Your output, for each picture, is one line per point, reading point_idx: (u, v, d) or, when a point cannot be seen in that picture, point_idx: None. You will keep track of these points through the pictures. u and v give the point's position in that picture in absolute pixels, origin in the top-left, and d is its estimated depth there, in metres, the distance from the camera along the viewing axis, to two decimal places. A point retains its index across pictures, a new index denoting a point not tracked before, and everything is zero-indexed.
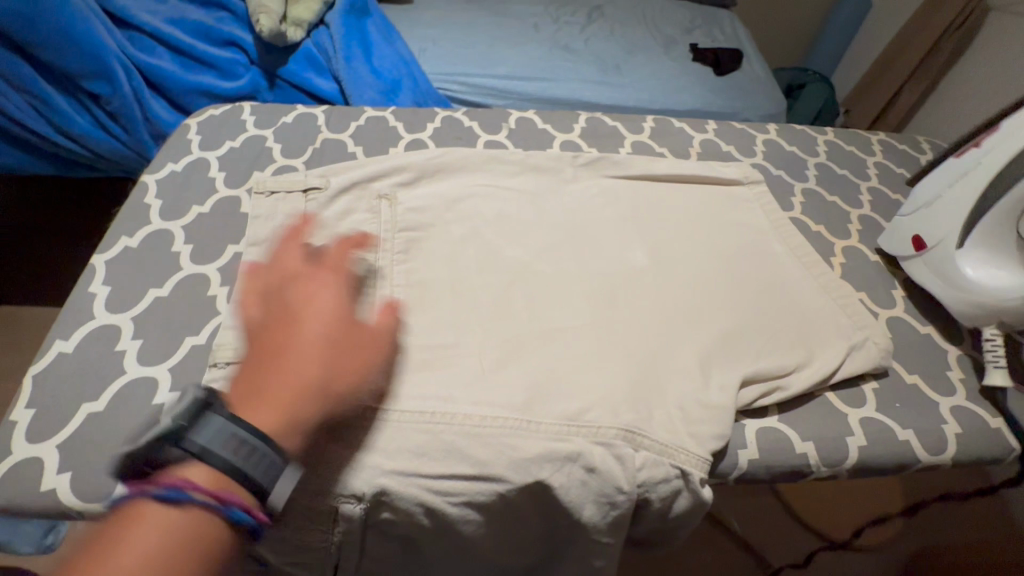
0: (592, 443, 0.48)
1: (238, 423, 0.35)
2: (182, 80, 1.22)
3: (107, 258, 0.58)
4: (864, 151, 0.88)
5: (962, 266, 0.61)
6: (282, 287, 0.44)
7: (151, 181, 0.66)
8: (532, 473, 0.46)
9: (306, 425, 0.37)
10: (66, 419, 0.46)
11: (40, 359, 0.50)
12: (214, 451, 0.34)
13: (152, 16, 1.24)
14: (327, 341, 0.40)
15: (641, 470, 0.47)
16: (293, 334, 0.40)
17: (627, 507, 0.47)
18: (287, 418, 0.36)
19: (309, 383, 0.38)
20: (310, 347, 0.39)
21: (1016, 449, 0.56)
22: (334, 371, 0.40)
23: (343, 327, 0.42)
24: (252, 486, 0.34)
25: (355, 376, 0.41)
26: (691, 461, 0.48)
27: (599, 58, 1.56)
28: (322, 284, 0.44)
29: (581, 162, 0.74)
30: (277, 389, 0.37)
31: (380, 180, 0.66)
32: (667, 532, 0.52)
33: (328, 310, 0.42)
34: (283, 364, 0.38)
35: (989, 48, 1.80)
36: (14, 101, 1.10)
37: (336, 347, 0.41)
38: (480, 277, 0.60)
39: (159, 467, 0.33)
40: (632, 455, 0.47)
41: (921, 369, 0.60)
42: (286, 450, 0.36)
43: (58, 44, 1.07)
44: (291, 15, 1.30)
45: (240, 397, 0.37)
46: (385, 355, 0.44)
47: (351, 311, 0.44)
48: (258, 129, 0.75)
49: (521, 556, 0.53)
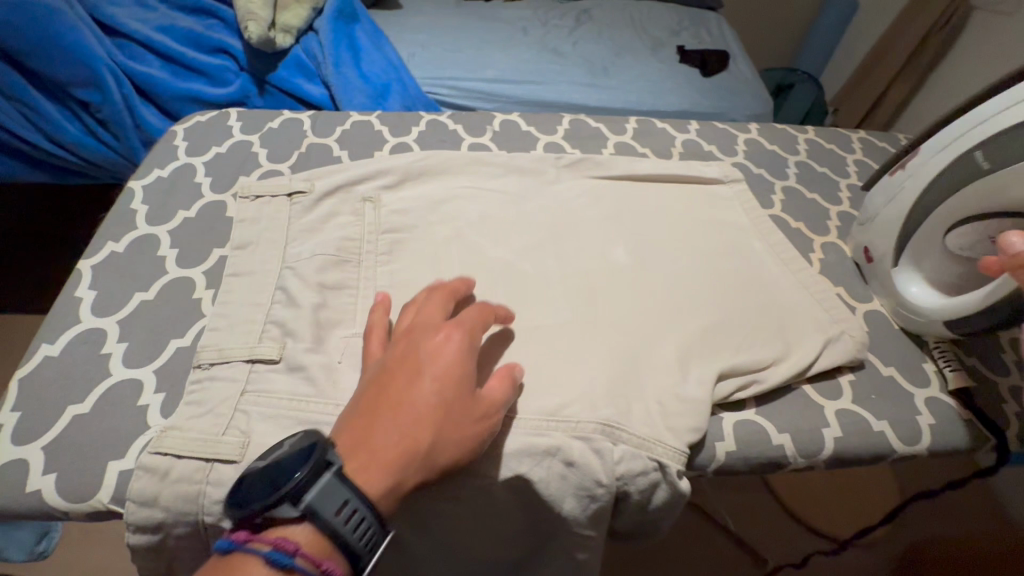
0: (572, 438, 0.48)
1: (348, 489, 0.37)
2: (172, 87, 1.22)
3: (93, 263, 0.58)
4: (844, 149, 0.90)
5: (903, 285, 0.64)
6: (415, 335, 0.45)
7: (137, 187, 0.67)
8: (511, 467, 0.47)
9: (403, 491, 0.40)
10: (51, 421, 0.47)
11: (27, 363, 0.51)
12: (323, 514, 0.36)
13: (142, 24, 1.26)
14: (443, 410, 0.41)
15: (620, 463, 0.48)
16: (411, 398, 0.41)
17: (607, 500, 0.48)
18: (388, 485, 0.39)
19: (413, 454, 0.40)
20: (426, 418, 0.41)
21: (988, 439, 0.57)
22: (441, 444, 0.41)
23: (464, 396, 0.43)
24: (347, 548, 0.37)
25: (461, 448, 0.42)
26: (669, 454, 0.49)
27: (587, 61, 1.58)
28: (452, 343, 0.44)
29: (564, 164, 0.75)
30: (384, 452, 0.39)
31: (364, 183, 0.67)
32: (648, 525, 0.53)
33: (450, 375, 0.43)
34: (397, 430, 0.40)
35: (972, 47, 1.83)
36: (4, 110, 1.12)
37: (449, 418, 0.42)
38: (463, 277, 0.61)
39: (271, 519, 0.37)
40: (611, 448, 0.48)
41: (896, 362, 0.62)
42: (383, 515, 0.39)
43: (49, 53, 1.08)
44: (279, 21, 1.31)
45: (348, 447, 0.40)
46: (494, 424, 0.45)
47: (471, 377, 0.44)
48: (245, 134, 0.76)
49: (506, 552, 0.53)
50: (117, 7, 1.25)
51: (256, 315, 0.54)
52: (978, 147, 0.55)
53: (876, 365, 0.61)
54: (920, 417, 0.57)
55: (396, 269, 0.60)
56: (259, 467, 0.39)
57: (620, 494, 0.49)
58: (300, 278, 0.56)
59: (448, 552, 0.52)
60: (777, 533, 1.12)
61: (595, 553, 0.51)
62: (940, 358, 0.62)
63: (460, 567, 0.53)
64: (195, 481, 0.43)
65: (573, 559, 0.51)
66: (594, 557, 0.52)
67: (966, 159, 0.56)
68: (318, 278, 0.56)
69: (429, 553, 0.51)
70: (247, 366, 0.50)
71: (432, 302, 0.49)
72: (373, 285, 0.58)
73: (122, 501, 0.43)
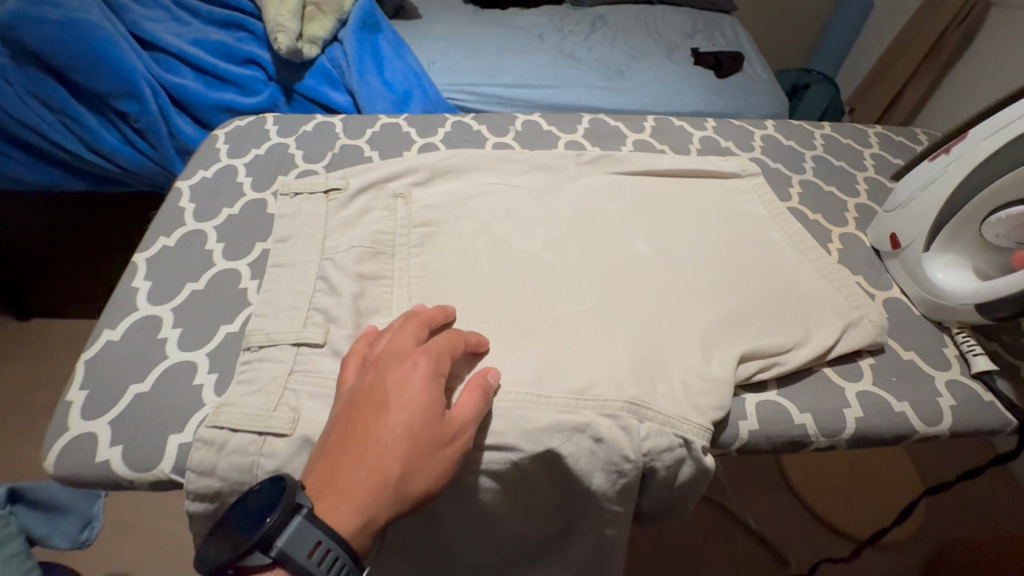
0: (600, 415, 0.51)
1: (319, 530, 0.39)
2: (205, 97, 1.28)
3: (147, 256, 0.63)
4: (861, 144, 0.91)
5: (931, 270, 0.64)
6: (382, 365, 0.46)
7: (184, 187, 0.71)
8: (543, 442, 0.49)
9: (379, 525, 0.41)
10: (116, 398, 0.51)
11: (91, 347, 0.55)
12: (295, 558, 0.38)
13: (177, 39, 1.32)
14: (410, 441, 0.42)
15: (646, 440, 0.50)
16: (376, 433, 0.42)
17: (634, 475, 0.50)
18: (360, 523, 0.40)
19: (383, 488, 0.41)
20: (392, 451, 0.42)
21: (1013, 422, 0.58)
22: (411, 475, 0.42)
23: (432, 424, 0.44)
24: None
25: (433, 476, 0.43)
26: (693, 431, 0.51)
27: (603, 65, 1.61)
28: (415, 372, 0.45)
29: (585, 160, 0.78)
30: (353, 491, 0.41)
31: (396, 180, 0.71)
32: (675, 502, 0.55)
33: (414, 406, 0.44)
34: (365, 467, 0.41)
35: (991, 43, 1.82)
36: (50, 122, 1.19)
37: (418, 449, 0.43)
38: (491, 268, 0.64)
39: (248, 563, 0.39)
40: (637, 425, 0.50)
41: (917, 346, 0.63)
42: (356, 552, 0.40)
43: (91, 67, 1.16)
44: (306, 33, 1.37)
45: (318, 487, 0.41)
46: (464, 449, 0.45)
47: (437, 405, 0.45)
48: (282, 137, 0.80)
49: (536, 527, 0.56)
50: (154, 23, 1.32)
51: (300, 302, 0.57)
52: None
53: (897, 349, 0.62)
54: (942, 399, 0.58)
55: (428, 260, 0.63)
56: (235, 512, 0.41)
57: (647, 470, 0.51)
58: (340, 268, 0.59)
59: (482, 527, 0.54)
60: (798, 530, 1.12)
61: (622, 527, 0.53)
62: (964, 342, 0.63)
63: (492, 544, 0.56)
64: (250, 451, 0.46)
65: (601, 533, 0.53)
66: (623, 533, 0.54)
67: (1015, 143, 0.56)
68: (356, 268, 0.60)
69: (463, 528, 0.54)
70: (293, 348, 0.53)
71: (402, 330, 0.50)
72: (407, 275, 0.61)
73: (182, 471, 0.47)
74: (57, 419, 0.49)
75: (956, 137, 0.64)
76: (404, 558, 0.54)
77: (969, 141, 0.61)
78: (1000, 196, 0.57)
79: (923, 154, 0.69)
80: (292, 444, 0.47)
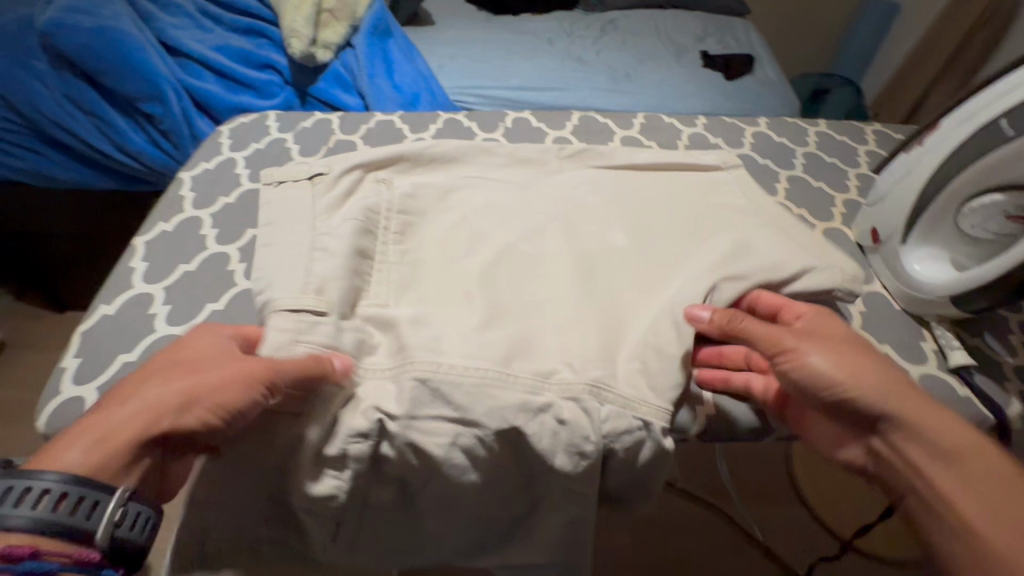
0: (562, 397, 0.52)
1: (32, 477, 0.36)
2: (224, 100, 1.35)
3: (146, 239, 0.67)
4: (856, 141, 0.90)
5: (908, 262, 0.64)
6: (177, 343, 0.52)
7: (186, 178, 0.76)
8: (507, 419, 0.51)
9: (120, 445, 0.40)
10: (105, 366, 0.55)
11: (88, 319, 0.59)
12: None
13: (200, 45, 1.40)
14: (174, 371, 0.45)
15: (606, 422, 0.51)
16: (141, 372, 0.46)
17: (595, 457, 0.51)
18: (92, 442, 0.40)
19: (132, 401, 0.42)
20: (156, 374, 0.45)
21: (989, 418, 0.56)
22: (164, 392, 0.43)
23: (206, 362, 0.47)
24: (113, 543, 0.38)
25: (188, 389, 0.44)
26: (653, 413, 0.53)
27: (610, 68, 1.62)
28: (201, 335, 0.50)
29: (567, 154, 0.79)
30: (96, 417, 0.42)
31: (382, 171, 0.74)
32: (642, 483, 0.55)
33: (187, 352, 0.48)
34: (120, 396, 0.43)
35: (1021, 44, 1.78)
36: (82, 123, 1.27)
37: (181, 374, 0.45)
38: (468, 256, 0.66)
39: None
40: (597, 408, 0.52)
41: (892, 340, 0.62)
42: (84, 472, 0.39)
43: (121, 72, 1.24)
44: (320, 38, 1.41)
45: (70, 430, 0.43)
46: (249, 379, 0.45)
47: (218, 352, 0.48)
48: (281, 132, 0.85)
49: (506, 506, 0.57)
50: (180, 30, 1.40)
51: (293, 268, 0.59)
52: (1002, 115, 0.54)
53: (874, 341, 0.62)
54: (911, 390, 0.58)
55: (409, 249, 0.66)
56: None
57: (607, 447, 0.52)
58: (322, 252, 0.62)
59: (450, 506, 0.55)
60: (799, 534, 1.12)
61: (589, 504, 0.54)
62: (942, 337, 0.62)
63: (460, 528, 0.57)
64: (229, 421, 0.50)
65: (564, 509, 0.54)
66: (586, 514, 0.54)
67: (990, 128, 0.55)
68: None
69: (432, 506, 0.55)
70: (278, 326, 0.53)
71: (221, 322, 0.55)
72: (386, 261, 0.64)
73: None
74: (53, 383, 0.54)
75: (931, 129, 0.64)
76: (378, 538, 0.56)
77: (944, 130, 0.60)
78: (975, 187, 0.57)
79: (901, 147, 0.69)
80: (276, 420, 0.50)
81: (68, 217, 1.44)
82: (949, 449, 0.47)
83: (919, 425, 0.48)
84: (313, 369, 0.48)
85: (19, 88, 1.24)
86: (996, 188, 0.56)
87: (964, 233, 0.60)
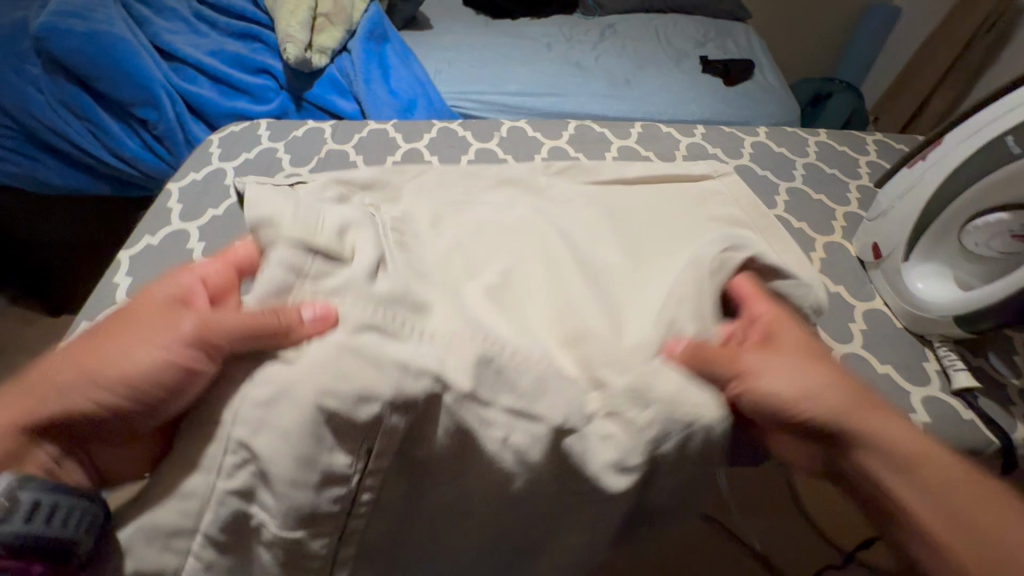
0: (602, 393, 0.44)
1: None
2: (219, 105, 1.33)
3: (132, 254, 0.66)
4: (857, 151, 0.88)
5: (910, 280, 0.62)
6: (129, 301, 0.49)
7: (174, 189, 0.74)
8: (562, 413, 0.42)
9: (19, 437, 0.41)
10: None
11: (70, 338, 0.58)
12: None
13: (195, 50, 1.38)
14: (94, 350, 0.44)
15: (654, 421, 0.42)
16: (71, 347, 0.45)
17: (641, 472, 0.42)
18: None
19: (51, 383, 0.43)
20: (80, 354, 0.44)
21: (996, 441, 0.55)
22: (65, 382, 0.42)
23: (132, 333, 0.44)
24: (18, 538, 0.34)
25: (93, 379, 0.42)
26: (707, 405, 0.44)
27: (609, 73, 1.61)
28: (142, 300, 0.47)
29: (554, 171, 0.79)
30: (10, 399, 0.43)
31: (373, 183, 0.72)
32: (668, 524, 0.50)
33: (119, 322, 0.46)
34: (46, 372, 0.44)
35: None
36: (75, 128, 1.25)
37: (94, 354, 0.44)
38: None
39: None
40: (639, 408, 0.43)
41: (895, 360, 0.61)
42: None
43: (116, 77, 1.22)
44: (316, 43, 1.40)
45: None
46: (162, 361, 0.42)
47: (145, 320, 0.45)
48: (272, 141, 0.83)
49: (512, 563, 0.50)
50: (174, 35, 1.39)
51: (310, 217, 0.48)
52: (1008, 132, 0.53)
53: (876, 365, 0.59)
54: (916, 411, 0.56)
55: None
56: None
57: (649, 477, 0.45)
58: None
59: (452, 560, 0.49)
60: (799, 547, 1.10)
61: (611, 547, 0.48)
62: (944, 357, 0.60)
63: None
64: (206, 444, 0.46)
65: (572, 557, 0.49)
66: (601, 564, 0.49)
67: (996, 145, 0.54)
68: None
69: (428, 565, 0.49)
70: (283, 259, 0.45)
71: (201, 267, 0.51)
72: None
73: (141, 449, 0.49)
74: None
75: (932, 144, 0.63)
76: None
77: (948, 146, 0.59)
78: (980, 204, 0.56)
79: (901, 162, 0.68)
80: (275, 392, 0.38)
81: (60, 223, 1.42)
82: (901, 465, 0.47)
83: (874, 439, 0.48)
84: (252, 329, 0.41)
85: (12, 93, 1.23)
86: (999, 206, 0.55)
87: (966, 251, 0.59)
